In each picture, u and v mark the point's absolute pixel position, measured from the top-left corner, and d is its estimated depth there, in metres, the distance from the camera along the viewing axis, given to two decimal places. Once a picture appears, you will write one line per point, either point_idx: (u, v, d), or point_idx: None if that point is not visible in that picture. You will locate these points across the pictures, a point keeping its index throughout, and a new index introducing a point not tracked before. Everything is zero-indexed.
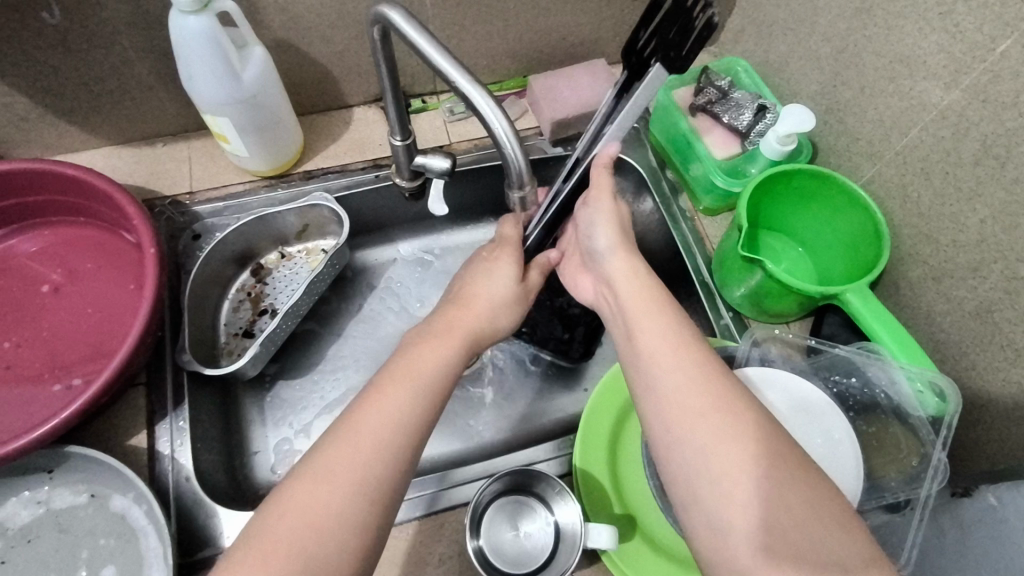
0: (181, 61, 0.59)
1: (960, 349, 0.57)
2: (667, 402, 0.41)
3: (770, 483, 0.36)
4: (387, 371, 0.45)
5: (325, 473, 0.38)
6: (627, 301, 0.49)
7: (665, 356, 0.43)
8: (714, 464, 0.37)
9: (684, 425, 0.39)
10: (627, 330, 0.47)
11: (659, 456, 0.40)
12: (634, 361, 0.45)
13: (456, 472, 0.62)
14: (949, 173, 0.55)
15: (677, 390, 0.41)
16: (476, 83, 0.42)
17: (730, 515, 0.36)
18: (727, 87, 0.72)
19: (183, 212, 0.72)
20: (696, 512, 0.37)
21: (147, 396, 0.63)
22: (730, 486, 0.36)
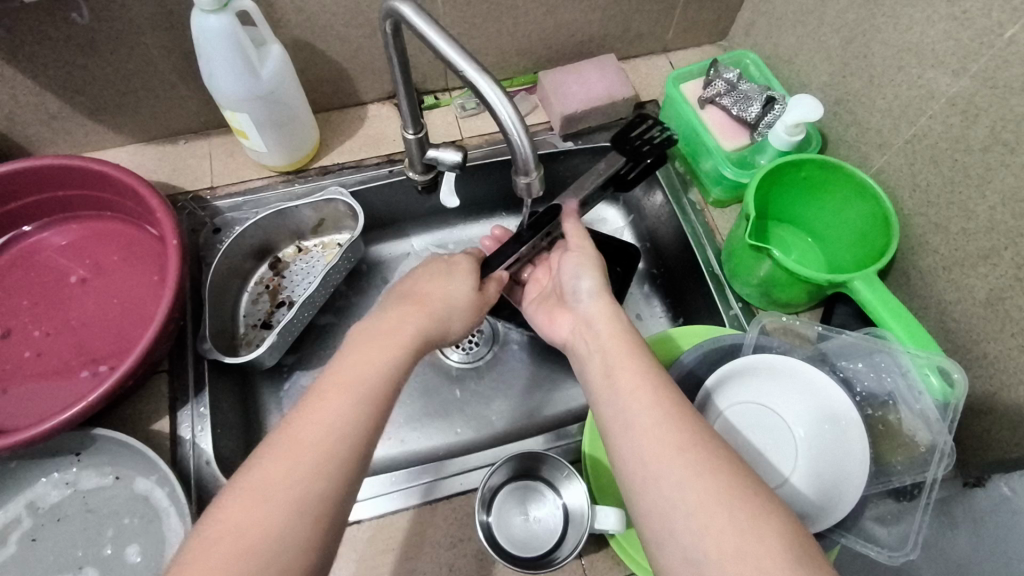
0: (202, 59, 0.61)
1: (972, 337, 0.57)
2: (641, 436, 0.41)
3: (743, 514, 0.36)
4: (326, 378, 0.44)
5: (264, 493, 0.37)
6: (604, 339, 0.51)
7: (643, 393, 0.44)
8: (688, 495, 0.37)
9: (661, 459, 0.39)
10: (605, 368, 0.48)
11: (633, 491, 0.40)
12: (609, 399, 0.45)
13: (451, 463, 0.62)
14: (959, 160, 0.55)
15: (646, 427, 0.41)
16: (483, 71, 0.43)
17: (706, 547, 0.35)
18: (736, 79, 0.73)
19: (205, 206, 0.74)
20: (670, 544, 0.37)
21: (169, 383, 0.65)
22: (703, 519, 0.36)
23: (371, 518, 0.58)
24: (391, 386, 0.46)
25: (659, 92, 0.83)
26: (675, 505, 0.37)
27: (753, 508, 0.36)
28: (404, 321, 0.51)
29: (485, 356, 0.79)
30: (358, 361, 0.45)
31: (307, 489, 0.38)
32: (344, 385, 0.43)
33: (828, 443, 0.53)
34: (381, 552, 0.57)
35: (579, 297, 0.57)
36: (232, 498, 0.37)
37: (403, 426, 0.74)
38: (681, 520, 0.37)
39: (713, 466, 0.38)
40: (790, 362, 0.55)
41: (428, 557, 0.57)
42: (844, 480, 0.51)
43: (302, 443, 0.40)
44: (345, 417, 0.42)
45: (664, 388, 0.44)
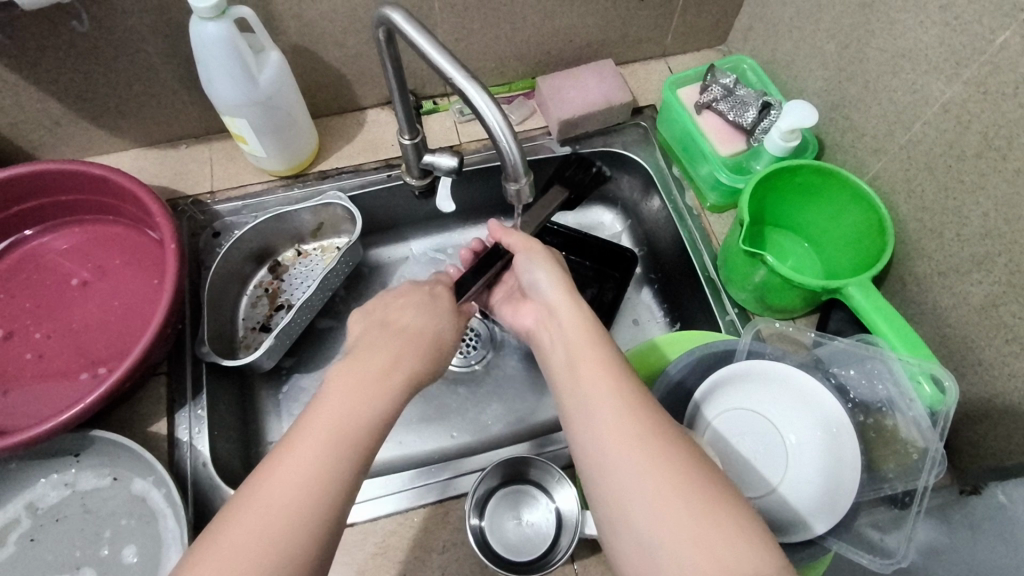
0: (199, 65, 0.62)
1: (967, 343, 0.57)
2: (599, 424, 0.41)
3: (698, 504, 0.36)
4: (314, 413, 0.40)
5: (243, 544, 0.35)
6: (570, 327, 0.50)
7: (603, 380, 0.44)
8: (646, 484, 0.38)
9: (620, 447, 0.39)
10: (569, 358, 0.47)
11: (592, 477, 0.40)
12: (569, 387, 0.45)
13: (465, 462, 0.62)
14: (953, 166, 0.55)
15: (601, 413, 0.41)
16: (472, 79, 0.43)
17: (661, 535, 0.36)
18: (733, 85, 0.73)
19: (204, 210, 0.75)
20: (625, 531, 0.38)
21: (167, 385, 0.65)
22: (659, 507, 0.37)
23: (364, 521, 0.58)
24: (383, 429, 0.42)
25: (657, 97, 0.83)
26: (630, 492, 0.38)
27: (707, 496, 0.37)
28: (392, 352, 0.47)
29: (483, 359, 0.79)
30: (352, 393, 0.42)
31: (286, 545, 0.35)
32: (330, 426, 0.40)
33: (819, 449, 0.52)
34: (374, 555, 0.57)
35: (539, 289, 0.56)
36: (207, 551, 0.35)
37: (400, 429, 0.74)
38: (636, 508, 0.37)
39: (671, 457, 0.39)
40: (780, 368, 0.55)
41: (421, 561, 0.57)
42: (836, 486, 0.51)
43: (287, 491, 0.37)
44: (329, 462, 0.38)
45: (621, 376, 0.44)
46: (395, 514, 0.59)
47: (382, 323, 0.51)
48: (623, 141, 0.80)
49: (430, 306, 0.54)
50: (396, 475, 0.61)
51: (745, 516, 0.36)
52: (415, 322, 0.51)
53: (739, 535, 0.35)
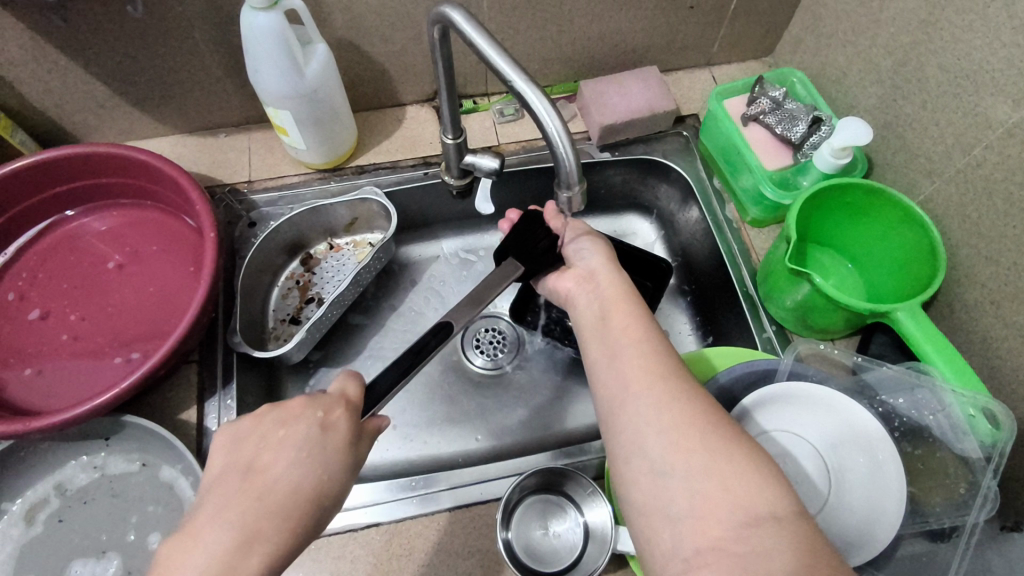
0: (248, 54, 0.62)
1: (1018, 376, 0.55)
2: (624, 364, 0.42)
3: (710, 439, 0.37)
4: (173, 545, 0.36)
5: None
6: (611, 294, 0.49)
7: (632, 328, 0.45)
8: (665, 416, 0.38)
9: (642, 384, 0.40)
10: (602, 313, 0.48)
11: (608, 411, 0.41)
12: (597, 332, 0.47)
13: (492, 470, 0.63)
14: (1014, 193, 0.54)
15: (627, 351, 0.43)
16: (532, 82, 0.42)
17: (672, 459, 0.37)
18: (782, 98, 0.71)
19: (242, 200, 0.75)
20: (637, 456, 0.38)
21: (198, 373, 0.66)
22: (673, 438, 0.37)
23: (389, 521, 0.59)
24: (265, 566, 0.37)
25: (700, 107, 0.82)
26: (645, 423, 0.39)
27: (722, 433, 0.37)
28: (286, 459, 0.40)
29: (511, 364, 0.79)
30: None
31: None
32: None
33: (864, 476, 0.51)
34: (399, 555, 0.57)
35: (585, 259, 0.54)
36: None
37: (425, 429, 0.74)
38: (650, 435, 0.38)
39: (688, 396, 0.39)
40: (827, 391, 0.54)
41: (445, 567, 0.56)
42: (880, 514, 0.50)
43: None
44: None
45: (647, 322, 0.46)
46: (421, 517, 0.59)
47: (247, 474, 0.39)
48: (663, 150, 0.79)
49: (315, 445, 0.41)
50: (411, 479, 0.62)
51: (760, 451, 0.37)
52: (286, 479, 0.39)
53: (755, 469, 0.36)
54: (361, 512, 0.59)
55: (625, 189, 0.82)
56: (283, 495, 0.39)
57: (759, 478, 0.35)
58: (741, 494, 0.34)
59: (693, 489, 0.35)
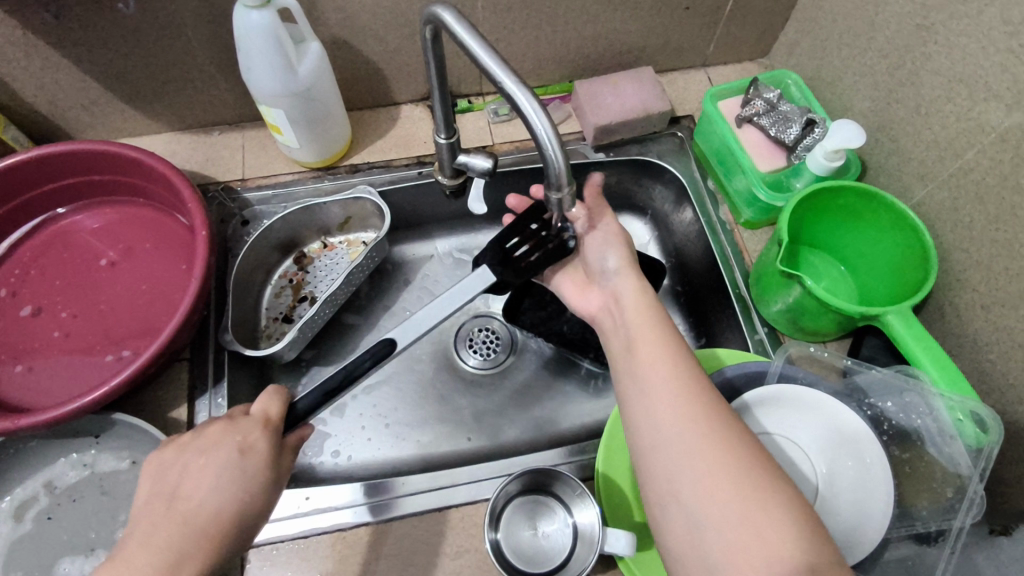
0: (241, 53, 0.61)
1: (1007, 381, 0.55)
2: (654, 401, 0.43)
3: (742, 485, 0.38)
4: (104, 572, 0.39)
5: None
6: (632, 313, 0.51)
7: (660, 360, 0.45)
8: (698, 462, 0.39)
9: (675, 425, 0.41)
10: (630, 342, 0.49)
11: (642, 450, 0.42)
12: (629, 363, 0.47)
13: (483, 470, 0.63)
14: (1005, 198, 0.54)
15: (658, 387, 0.44)
16: (521, 84, 0.42)
17: (705, 508, 0.38)
18: (776, 99, 0.71)
19: (234, 198, 0.75)
20: (672, 503, 0.39)
21: (189, 371, 0.66)
22: (706, 484, 0.38)
23: (379, 521, 0.59)
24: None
25: (696, 108, 0.81)
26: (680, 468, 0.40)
27: (754, 478, 0.38)
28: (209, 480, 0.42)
29: (504, 363, 0.79)
30: None
31: None
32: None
33: (851, 480, 0.51)
34: (389, 555, 0.58)
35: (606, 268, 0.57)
36: None
37: (416, 428, 0.74)
38: (682, 479, 0.39)
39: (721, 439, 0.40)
40: (817, 395, 0.54)
41: (435, 567, 0.57)
42: (866, 518, 0.50)
43: None
44: None
45: (675, 352, 0.46)
46: (410, 517, 0.59)
47: (166, 498, 0.42)
48: (658, 151, 0.79)
49: (236, 469, 0.43)
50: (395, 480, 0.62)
51: (788, 500, 0.38)
52: (208, 503, 0.42)
53: (788, 517, 0.37)
54: (351, 512, 0.59)
55: (620, 189, 0.82)
56: (205, 519, 0.41)
57: (787, 526, 0.36)
58: (769, 542, 0.36)
59: (726, 535, 0.37)
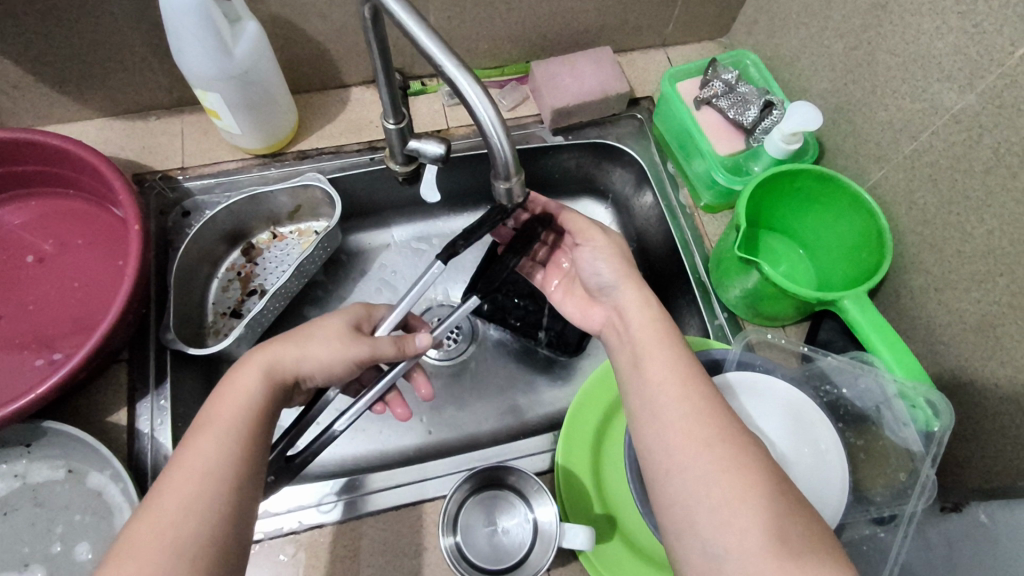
0: (170, 34, 0.57)
1: (960, 362, 0.55)
2: (668, 429, 0.42)
3: (767, 515, 0.37)
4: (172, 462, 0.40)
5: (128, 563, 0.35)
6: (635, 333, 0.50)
7: (672, 385, 0.44)
8: (715, 492, 0.38)
9: (688, 452, 0.40)
10: (634, 361, 0.48)
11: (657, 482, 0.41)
12: (638, 388, 0.46)
13: (433, 466, 0.61)
14: (958, 180, 0.53)
15: (669, 411, 0.43)
16: (464, 68, 0.39)
17: (726, 543, 0.37)
18: (734, 81, 0.70)
19: (174, 187, 0.71)
20: (691, 539, 0.38)
21: (129, 373, 0.62)
22: (727, 517, 0.37)
23: (334, 523, 0.57)
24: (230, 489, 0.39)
25: (655, 90, 0.80)
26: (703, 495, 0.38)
27: (775, 510, 0.37)
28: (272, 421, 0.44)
29: (466, 353, 0.76)
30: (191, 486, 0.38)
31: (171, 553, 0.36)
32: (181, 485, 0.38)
33: (809, 468, 0.50)
34: (343, 557, 0.56)
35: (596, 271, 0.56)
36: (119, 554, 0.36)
37: (375, 422, 0.72)
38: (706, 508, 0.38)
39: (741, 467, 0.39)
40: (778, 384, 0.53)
41: (393, 566, 0.56)
42: (821, 505, 0.50)
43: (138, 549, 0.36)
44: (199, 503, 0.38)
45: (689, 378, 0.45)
46: (365, 517, 0.58)
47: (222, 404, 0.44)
48: (617, 133, 0.77)
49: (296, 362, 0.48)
50: (336, 480, 0.59)
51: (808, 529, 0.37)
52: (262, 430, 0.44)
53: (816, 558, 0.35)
54: (302, 514, 0.57)
55: (579, 173, 0.80)
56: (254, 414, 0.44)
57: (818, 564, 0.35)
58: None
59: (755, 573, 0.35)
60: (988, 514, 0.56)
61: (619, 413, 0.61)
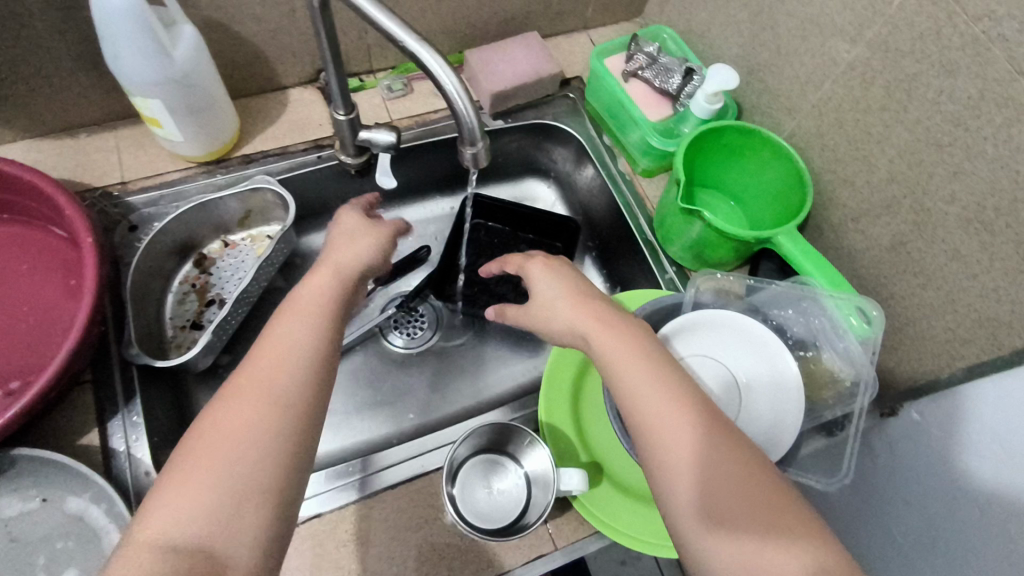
0: (103, 40, 0.56)
1: (881, 279, 0.63)
2: (632, 386, 0.44)
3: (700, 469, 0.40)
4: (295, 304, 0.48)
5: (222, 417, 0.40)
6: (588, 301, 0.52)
7: (629, 347, 0.47)
8: (671, 441, 0.41)
9: (649, 411, 0.43)
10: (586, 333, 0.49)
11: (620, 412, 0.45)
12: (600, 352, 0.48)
13: (382, 456, 0.61)
14: (860, 120, 0.61)
15: (636, 366, 0.45)
16: (424, 42, 0.42)
17: (674, 475, 0.41)
18: (656, 53, 0.75)
19: (116, 203, 0.69)
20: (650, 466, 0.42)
21: (95, 394, 0.60)
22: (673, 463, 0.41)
23: (331, 510, 0.57)
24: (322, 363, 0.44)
25: (583, 69, 0.85)
26: (725, 492, 0.39)
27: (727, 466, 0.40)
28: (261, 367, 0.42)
29: (432, 341, 0.78)
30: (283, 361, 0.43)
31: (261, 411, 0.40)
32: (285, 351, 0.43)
33: (767, 389, 0.58)
34: (348, 542, 0.56)
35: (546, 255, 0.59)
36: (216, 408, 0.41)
37: (354, 415, 0.72)
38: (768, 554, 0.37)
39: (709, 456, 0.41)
40: (735, 321, 0.60)
41: (394, 541, 0.56)
42: (780, 423, 0.56)
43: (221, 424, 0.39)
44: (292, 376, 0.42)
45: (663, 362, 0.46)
46: (364, 499, 0.58)
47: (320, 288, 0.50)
48: (553, 113, 0.81)
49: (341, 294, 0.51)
50: (336, 468, 0.59)
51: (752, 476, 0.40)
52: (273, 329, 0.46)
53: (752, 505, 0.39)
54: None
55: (521, 155, 0.85)
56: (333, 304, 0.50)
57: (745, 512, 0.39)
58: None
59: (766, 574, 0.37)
60: (919, 412, 0.62)
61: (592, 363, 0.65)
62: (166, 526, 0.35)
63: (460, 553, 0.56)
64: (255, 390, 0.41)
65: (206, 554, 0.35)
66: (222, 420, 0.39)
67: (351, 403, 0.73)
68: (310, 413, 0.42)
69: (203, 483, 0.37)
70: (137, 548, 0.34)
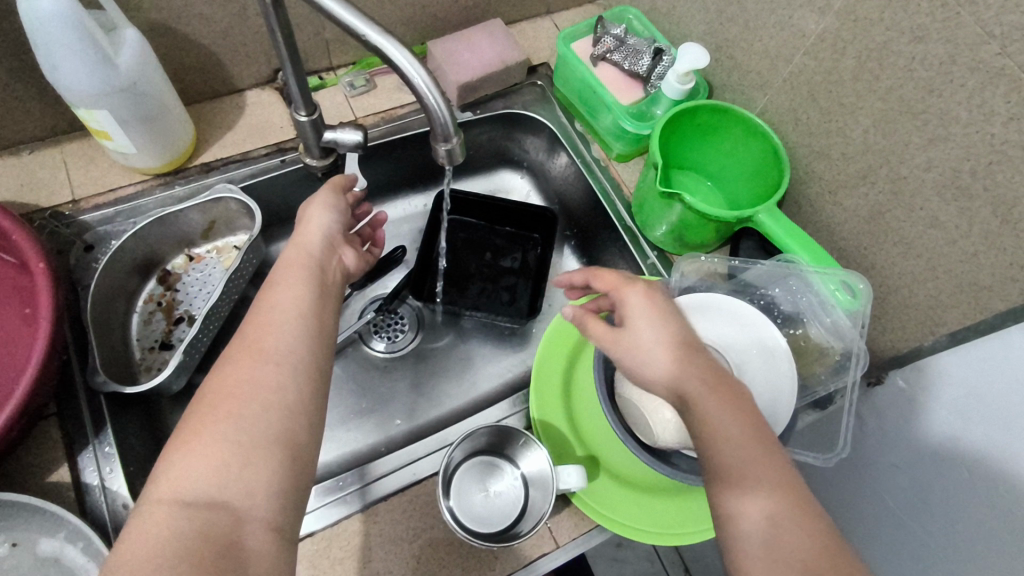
0: (38, 50, 0.52)
1: (861, 251, 0.63)
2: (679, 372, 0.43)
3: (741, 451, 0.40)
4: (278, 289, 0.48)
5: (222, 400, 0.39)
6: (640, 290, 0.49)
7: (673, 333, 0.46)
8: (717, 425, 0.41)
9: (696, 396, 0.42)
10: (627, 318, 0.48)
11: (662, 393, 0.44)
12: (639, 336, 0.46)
13: (375, 466, 0.59)
14: (832, 92, 0.60)
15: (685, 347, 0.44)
16: (388, 34, 0.40)
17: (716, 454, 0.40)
18: (623, 34, 0.74)
19: (68, 222, 0.65)
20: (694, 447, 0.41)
21: (61, 427, 0.57)
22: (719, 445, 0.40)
23: (322, 529, 0.55)
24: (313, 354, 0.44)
25: (549, 55, 0.83)
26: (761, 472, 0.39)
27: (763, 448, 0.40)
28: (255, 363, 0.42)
29: (415, 343, 0.76)
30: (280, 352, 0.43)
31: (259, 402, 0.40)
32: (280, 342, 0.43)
33: (760, 365, 0.57)
34: (343, 559, 0.54)
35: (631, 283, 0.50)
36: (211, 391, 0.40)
37: (340, 426, 0.70)
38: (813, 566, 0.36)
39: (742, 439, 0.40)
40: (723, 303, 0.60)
41: (392, 554, 0.54)
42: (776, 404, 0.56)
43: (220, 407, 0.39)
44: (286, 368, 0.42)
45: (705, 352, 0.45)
46: (357, 513, 0.56)
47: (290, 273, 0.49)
48: (522, 101, 0.80)
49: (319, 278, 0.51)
50: (326, 484, 0.57)
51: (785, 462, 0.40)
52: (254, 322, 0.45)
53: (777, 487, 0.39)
54: None
55: (492, 146, 0.83)
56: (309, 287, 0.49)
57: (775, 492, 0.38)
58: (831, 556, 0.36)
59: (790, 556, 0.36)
60: (905, 379, 0.63)
61: (582, 355, 0.65)
62: (178, 484, 0.35)
63: (461, 560, 0.54)
64: (248, 380, 0.40)
65: (227, 506, 0.35)
66: (224, 383, 0.40)
67: (336, 413, 0.70)
68: (317, 375, 0.43)
69: (214, 439, 0.37)
70: (152, 506, 0.34)
